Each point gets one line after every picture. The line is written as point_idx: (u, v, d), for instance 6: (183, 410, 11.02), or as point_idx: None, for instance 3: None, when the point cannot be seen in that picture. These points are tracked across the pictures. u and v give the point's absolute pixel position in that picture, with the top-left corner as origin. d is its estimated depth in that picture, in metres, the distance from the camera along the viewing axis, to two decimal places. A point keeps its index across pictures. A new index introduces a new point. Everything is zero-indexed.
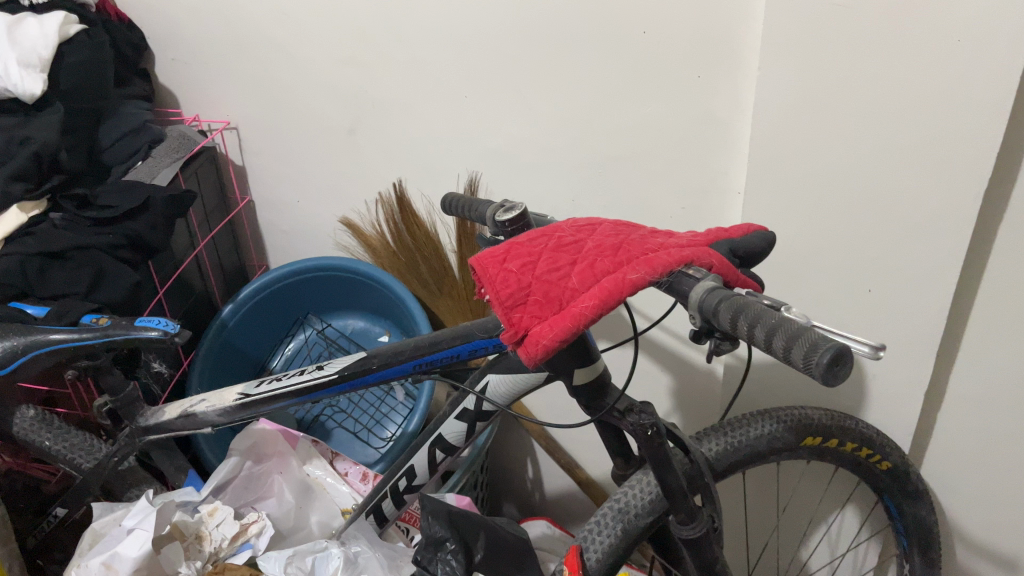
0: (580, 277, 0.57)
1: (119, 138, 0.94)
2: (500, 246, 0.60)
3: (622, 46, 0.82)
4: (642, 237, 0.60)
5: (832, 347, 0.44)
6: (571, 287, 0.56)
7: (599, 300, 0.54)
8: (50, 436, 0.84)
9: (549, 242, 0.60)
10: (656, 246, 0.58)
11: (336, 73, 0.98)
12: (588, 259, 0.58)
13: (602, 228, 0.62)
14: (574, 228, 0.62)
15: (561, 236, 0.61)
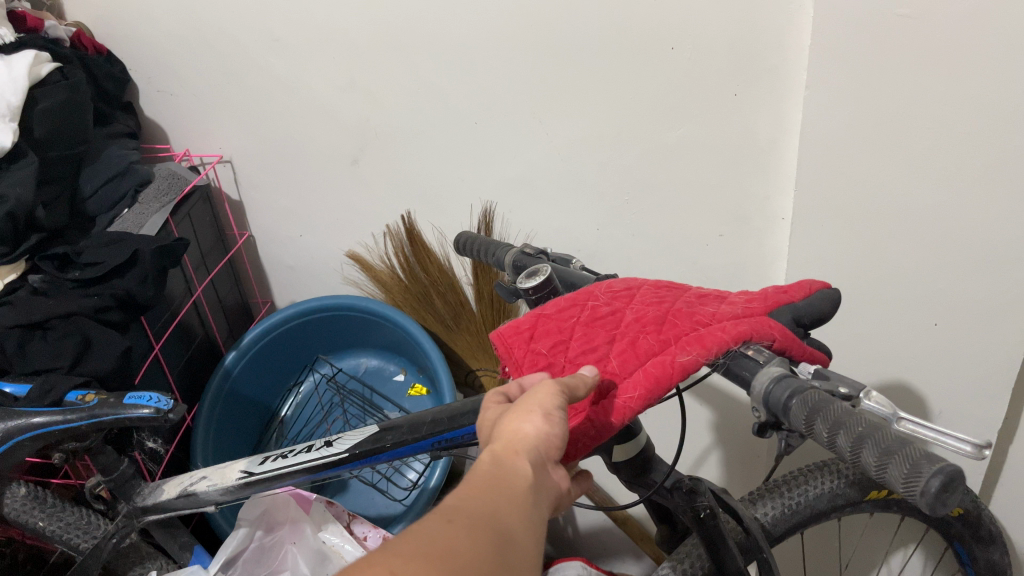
0: (620, 359, 0.49)
1: (103, 183, 0.87)
2: (525, 319, 0.53)
3: (651, 63, 0.73)
4: (690, 305, 0.52)
5: (941, 472, 0.36)
6: (610, 370, 0.49)
7: (643, 389, 0.47)
8: (44, 517, 0.78)
9: (582, 312, 0.52)
10: (707, 319, 0.50)
11: (335, 100, 0.89)
12: (628, 336, 0.50)
13: (644, 295, 0.54)
14: (608, 293, 0.54)
15: (596, 305, 0.53)
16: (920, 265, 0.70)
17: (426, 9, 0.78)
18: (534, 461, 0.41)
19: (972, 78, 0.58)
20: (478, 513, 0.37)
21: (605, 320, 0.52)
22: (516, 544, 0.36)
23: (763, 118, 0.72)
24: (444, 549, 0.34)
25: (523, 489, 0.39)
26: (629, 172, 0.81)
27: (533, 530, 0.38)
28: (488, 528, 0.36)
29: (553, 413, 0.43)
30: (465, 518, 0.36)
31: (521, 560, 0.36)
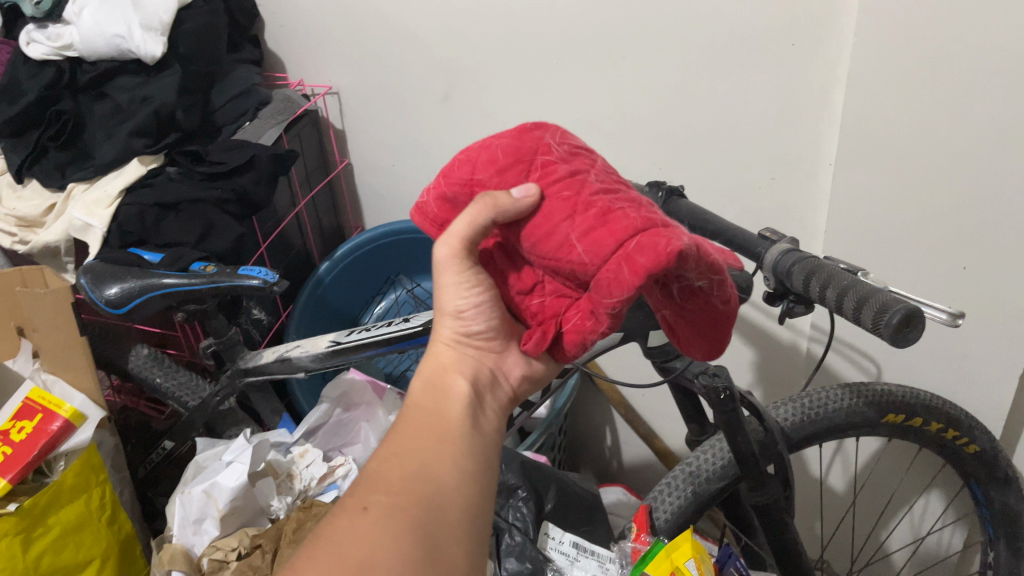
0: (583, 244, 0.45)
1: (230, 99, 0.99)
2: (463, 188, 0.51)
3: (715, 11, 0.79)
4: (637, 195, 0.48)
5: (902, 309, 0.44)
6: (576, 259, 0.45)
7: (618, 283, 0.43)
8: (160, 374, 0.92)
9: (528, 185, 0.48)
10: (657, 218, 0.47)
11: (432, 39, 1.00)
12: (583, 216, 0.45)
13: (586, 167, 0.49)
14: (542, 150, 0.49)
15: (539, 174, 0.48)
16: (950, 209, 0.75)
17: None
18: (459, 380, 0.52)
19: (997, 26, 0.64)
20: (397, 474, 0.46)
21: (555, 189, 0.47)
22: (438, 486, 0.46)
23: (813, 71, 0.77)
24: (359, 523, 0.43)
25: (440, 437, 0.49)
26: (691, 116, 0.87)
27: (458, 461, 0.48)
28: (411, 490, 0.45)
29: (459, 296, 0.52)
30: (391, 479, 0.46)
31: (440, 496, 0.46)
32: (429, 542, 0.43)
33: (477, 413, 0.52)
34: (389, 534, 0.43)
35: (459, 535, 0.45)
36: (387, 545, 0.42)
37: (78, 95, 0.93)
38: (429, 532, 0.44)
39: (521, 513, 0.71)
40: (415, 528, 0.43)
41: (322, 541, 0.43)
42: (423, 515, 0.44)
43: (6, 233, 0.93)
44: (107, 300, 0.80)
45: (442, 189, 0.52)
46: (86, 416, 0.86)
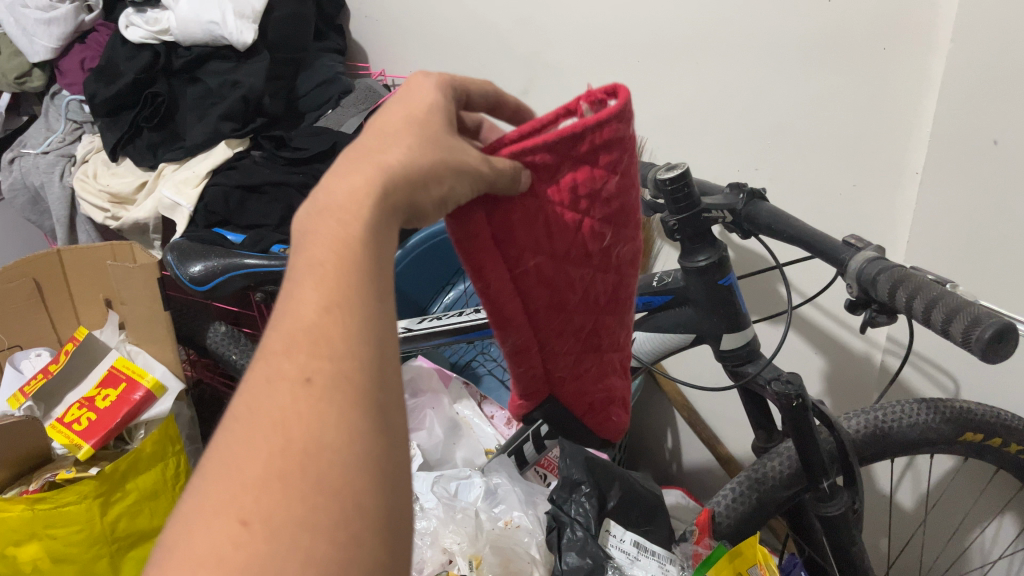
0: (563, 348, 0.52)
1: (313, 88, 1.01)
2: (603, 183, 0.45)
3: (803, 11, 0.77)
4: (614, 314, 0.52)
5: (995, 324, 0.44)
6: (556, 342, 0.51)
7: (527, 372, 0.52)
8: (235, 351, 0.94)
9: (588, 212, 0.45)
10: (584, 333, 0.51)
11: (514, 34, 1.01)
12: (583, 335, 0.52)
13: (621, 247, 0.49)
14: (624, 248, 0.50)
15: (602, 208, 0.45)
16: None
17: None
18: (392, 221, 0.32)
19: None
20: (321, 331, 0.27)
21: (570, 234, 0.45)
22: (377, 353, 0.28)
23: (901, 77, 0.73)
24: (275, 411, 0.26)
25: (371, 289, 0.29)
26: (774, 119, 0.84)
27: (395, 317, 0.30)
28: (334, 365, 0.27)
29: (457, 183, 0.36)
30: (313, 341, 0.27)
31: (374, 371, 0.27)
32: (385, 419, 0.27)
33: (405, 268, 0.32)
34: (335, 407, 0.26)
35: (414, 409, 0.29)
36: (330, 433, 0.25)
37: (171, 79, 0.97)
38: (385, 400, 0.27)
39: (583, 509, 0.70)
40: (364, 405, 0.26)
41: (230, 431, 0.26)
42: (370, 385, 0.27)
43: (98, 208, 0.97)
44: (191, 277, 0.83)
45: (616, 122, 0.43)
46: (166, 387, 0.89)
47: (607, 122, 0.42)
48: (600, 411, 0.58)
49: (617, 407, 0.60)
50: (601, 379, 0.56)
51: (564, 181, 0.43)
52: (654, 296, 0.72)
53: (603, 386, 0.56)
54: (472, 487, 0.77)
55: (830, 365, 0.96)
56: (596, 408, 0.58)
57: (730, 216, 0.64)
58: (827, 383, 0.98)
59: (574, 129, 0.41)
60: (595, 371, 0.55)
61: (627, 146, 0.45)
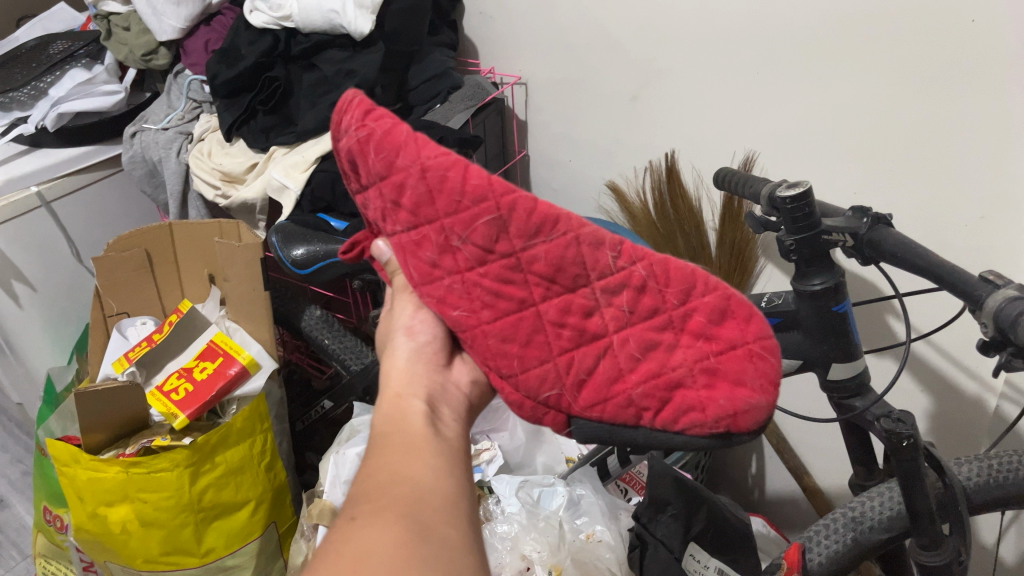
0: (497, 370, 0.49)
1: (423, 82, 1.02)
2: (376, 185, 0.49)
3: (943, 32, 0.73)
4: (551, 288, 0.47)
5: None
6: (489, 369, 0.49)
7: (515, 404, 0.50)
8: (328, 336, 0.96)
9: (399, 219, 0.48)
10: (524, 332, 0.48)
11: (630, 37, 0.99)
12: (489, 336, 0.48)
13: (475, 201, 0.46)
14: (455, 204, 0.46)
15: (408, 200, 0.47)
16: None
17: None
18: (414, 399, 0.47)
19: None
20: (371, 489, 0.40)
21: (405, 246, 0.49)
22: (416, 490, 0.40)
23: None
24: (342, 544, 0.36)
25: (411, 443, 0.43)
26: (901, 143, 0.80)
27: (432, 462, 0.42)
28: (388, 494, 0.39)
29: (415, 312, 0.52)
30: (368, 497, 0.39)
31: (421, 494, 0.39)
32: (423, 528, 0.37)
33: (437, 423, 0.46)
34: (377, 534, 0.36)
35: (459, 524, 0.39)
36: (375, 544, 0.35)
37: (288, 65, 0.98)
38: (424, 514, 0.38)
39: (667, 531, 0.72)
40: (405, 521, 0.37)
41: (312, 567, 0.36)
42: (411, 510, 0.38)
43: (210, 185, 1.00)
44: (294, 260, 0.85)
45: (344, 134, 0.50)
46: (260, 365, 0.90)
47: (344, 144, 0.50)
48: (663, 407, 0.47)
49: (693, 395, 0.47)
50: (614, 370, 0.48)
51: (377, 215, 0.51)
52: (761, 318, 0.69)
53: (628, 382, 0.48)
54: (555, 496, 0.74)
55: (937, 406, 0.91)
56: (646, 414, 0.48)
57: (850, 241, 0.60)
58: (932, 423, 0.92)
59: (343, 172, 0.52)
60: (590, 364, 0.48)
61: (376, 136, 0.48)
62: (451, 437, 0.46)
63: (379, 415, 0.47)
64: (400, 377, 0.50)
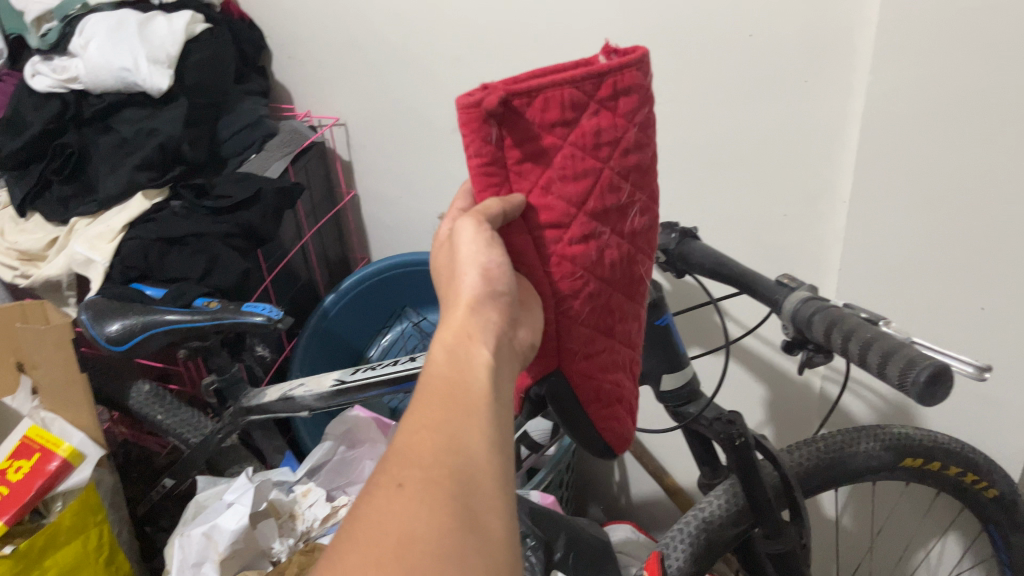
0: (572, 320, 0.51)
1: (237, 131, 0.98)
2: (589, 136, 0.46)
3: (724, 47, 0.76)
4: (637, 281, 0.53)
5: (930, 366, 0.45)
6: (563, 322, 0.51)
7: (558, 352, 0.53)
8: (162, 411, 0.91)
9: (607, 159, 0.47)
10: (599, 298, 0.51)
11: (440, 72, 0.97)
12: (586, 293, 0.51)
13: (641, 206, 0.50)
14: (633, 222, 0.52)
15: (617, 158, 0.48)
16: (970, 258, 0.70)
17: None
18: (483, 350, 0.43)
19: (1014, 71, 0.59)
20: (422, 451, 0.38)
21: (586, 176, 0.47)
22: (471, 466, 0.38)
23: (825, 105, 0.73)
24: (386, 511, 0.35)
25: (468, 406, 0.40)
26: (706, 152, 0.84)
27: (487, 430, 0.40)
28: (440, 462, 0.37)
29: (491, 254, 0.46)
30: (418, 459, 0.38)
31: (472, 470, 0.37)
32: (470, 516, 0.35)
33: (499, 379, 0.43)
34: (425, 510, 0.35)
35: (504, 508, 0.37)
36: (422, 527, 0.34)
37: (84, 128, 0.92)
38: (474, 496, 0.36)
39: (530, 563, 0.72)
40: (451, 505, 0.35)
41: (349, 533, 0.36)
42: (460, 491, 0.36)
43: (7, 266, 0.92)
44: (108, 337, 0.78)
45: (635, 70, 0.47)
46: (85, 455, 0.84)
47: (628, 68, 0.47)
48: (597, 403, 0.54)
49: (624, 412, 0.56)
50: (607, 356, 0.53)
51: (586, 124, 0.46)
52: None
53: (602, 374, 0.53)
54: None
55: (772, 393, 0.96)
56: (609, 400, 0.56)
57: (663, 256, 0.63)
58: (769, 411, 0.98)
59: (592, 68, 0.45)
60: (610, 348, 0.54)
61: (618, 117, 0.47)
62: (507, 396, 0.43)
63: (436, 356, 0.44)
64: (464, 316, 0.45)
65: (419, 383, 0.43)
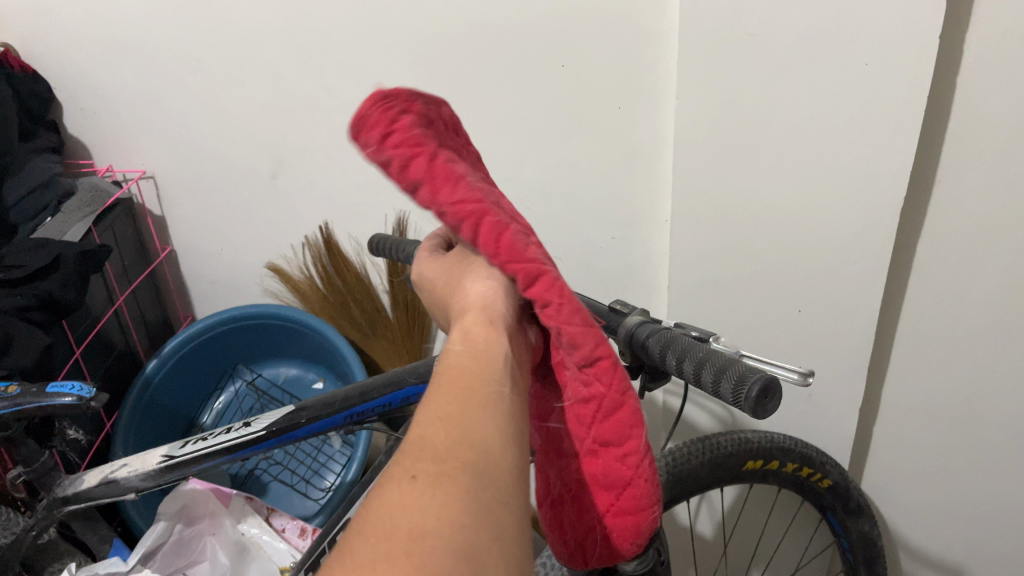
0: None
1: (26, 193, 0.90)
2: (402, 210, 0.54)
3: (541, 79, 0.77)
4: None
5: (760, 380, 0.47)
6: None
7: None
8: None
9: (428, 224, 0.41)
10: None
11: (255, 119, 0.93)
12: None
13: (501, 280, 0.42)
14: None
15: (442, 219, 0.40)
16: (786, 263, 0.74)
17: (340, 35, 0.82)
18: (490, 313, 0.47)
19: (810, 91, 0.64)
20: (435, 444, 0.35)
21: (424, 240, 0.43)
22: (486, 461, 0.34)
23: (641, 128, 0.76)
24: (396, 509, 0.32)
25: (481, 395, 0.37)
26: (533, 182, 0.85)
27: (503, 423, 0.36)
28: (450, 456, 0.34)
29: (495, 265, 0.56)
30: (429, 452, 0.34)
31: (486, 467, 0.34)
32: (484, 509, 0.32)
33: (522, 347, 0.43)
34: (436, 502, 0.32)
35: (518, 506, 0.33)
36: (432, 522, 0.31)
37: None
38: (491, 484, 0.33)
39: None
40: (466, 500, 0.32)
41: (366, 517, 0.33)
42: (477, 484, 0.33)
43: None
44: None
45: None
46: None
47: (383, 121, 0.39)
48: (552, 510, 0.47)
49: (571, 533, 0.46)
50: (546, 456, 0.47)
51: None
52: None
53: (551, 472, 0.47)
54: None
55: None
56: None
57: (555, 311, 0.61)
58: None
59: None
60: None
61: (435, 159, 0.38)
62: (523, 380, 0.40)
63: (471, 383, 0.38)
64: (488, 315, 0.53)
65: (435, 372, 0.39)
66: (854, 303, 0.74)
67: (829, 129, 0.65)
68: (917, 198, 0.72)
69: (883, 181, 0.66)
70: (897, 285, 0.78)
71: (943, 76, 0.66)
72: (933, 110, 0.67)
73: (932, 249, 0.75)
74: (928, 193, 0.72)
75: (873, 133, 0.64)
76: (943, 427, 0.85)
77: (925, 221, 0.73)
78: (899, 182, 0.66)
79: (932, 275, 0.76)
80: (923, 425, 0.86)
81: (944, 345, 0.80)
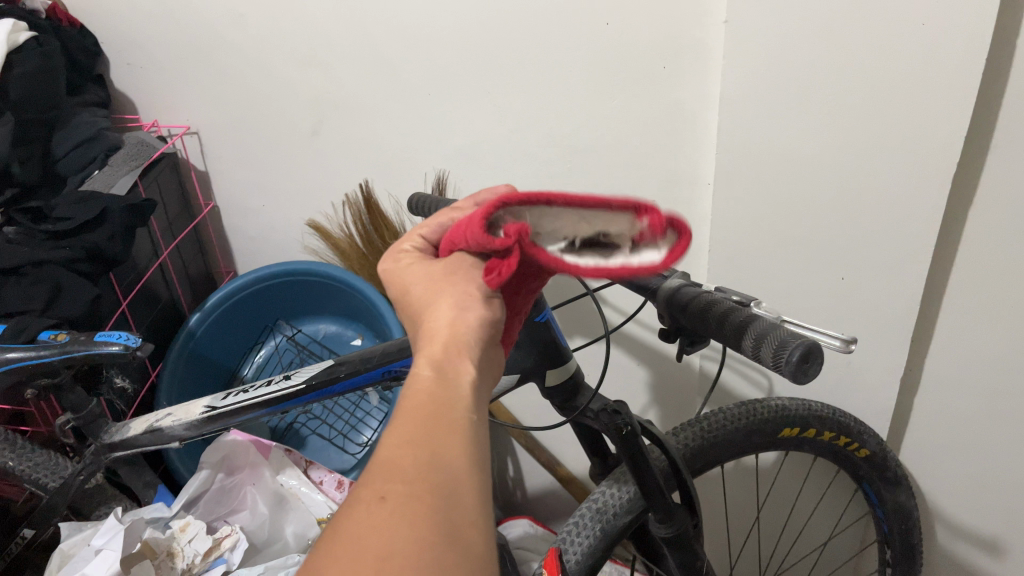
0: None
1: (73, 147, 0.91)
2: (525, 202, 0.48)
3: (582, 36, 0.76)
4: None
5: (802, 344, 0.48)
6: None
7: None
8: (14, 457, 0.79)
9: None
10: None
11: (297, 76, 0.93)
12: None
13: None
14: None
15: None
16: (832, 230, 0.73)
17: None
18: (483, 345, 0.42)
19: (861, 52, 0.62)
20: (403, 465, 0.34)
21: None
22: (450, 484, 0.33)
23: (686, 88, 0.75)
24: (364, 532, 0.31)
25: (446, 423, 0.36)
26: (575, 141, 0.84)
27: (469, 448, 0.35)
28: (415, 481, 0.33)
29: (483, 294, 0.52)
30: (399, 471, 0.33)
31: (452, 489, 0.33)
32: (452, 534, 0.31)
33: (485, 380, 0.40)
34: (406, 523, 0.31)
35: (485, 528, 0.33)
36: (401, 542, 0.30)
37: None
38: (456, 504, 0.33)
39: None
40: (433, 521, 0.31)
41: (335, 537, 0.32)
42: (442, 504, 0.32)
43: None
44: None
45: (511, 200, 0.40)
46: None
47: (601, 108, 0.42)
48: None
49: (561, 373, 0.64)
50: None
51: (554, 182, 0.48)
52: None
53: None
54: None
55: (654, 373, 0.99)
56: None
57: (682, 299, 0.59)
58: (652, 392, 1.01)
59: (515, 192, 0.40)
60: None
61: None
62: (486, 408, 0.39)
63: (434, 419, 0.36)
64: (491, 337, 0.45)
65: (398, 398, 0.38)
66: (900, 271, 0.72)
67: (882, 91, 0.63)
68: (969, 163, 0.70)
69: (936, 146, 0.64)
70: (945, 254, 0.76)
71: (1002, 38, 0.63)
72: (991, 73, 0.65)
73: (983, 218, 0.73)
74: (982, 158, 0.70)
75: (926, 96, 0.62)
76: (986, 400, 0.84)
77: (978, 188, 0.71)
78: (952, 147, 0.64)
79: (982, 244, 0.74)
80: (966, 397, 0.85)
81: (992, 317, 0.78)
